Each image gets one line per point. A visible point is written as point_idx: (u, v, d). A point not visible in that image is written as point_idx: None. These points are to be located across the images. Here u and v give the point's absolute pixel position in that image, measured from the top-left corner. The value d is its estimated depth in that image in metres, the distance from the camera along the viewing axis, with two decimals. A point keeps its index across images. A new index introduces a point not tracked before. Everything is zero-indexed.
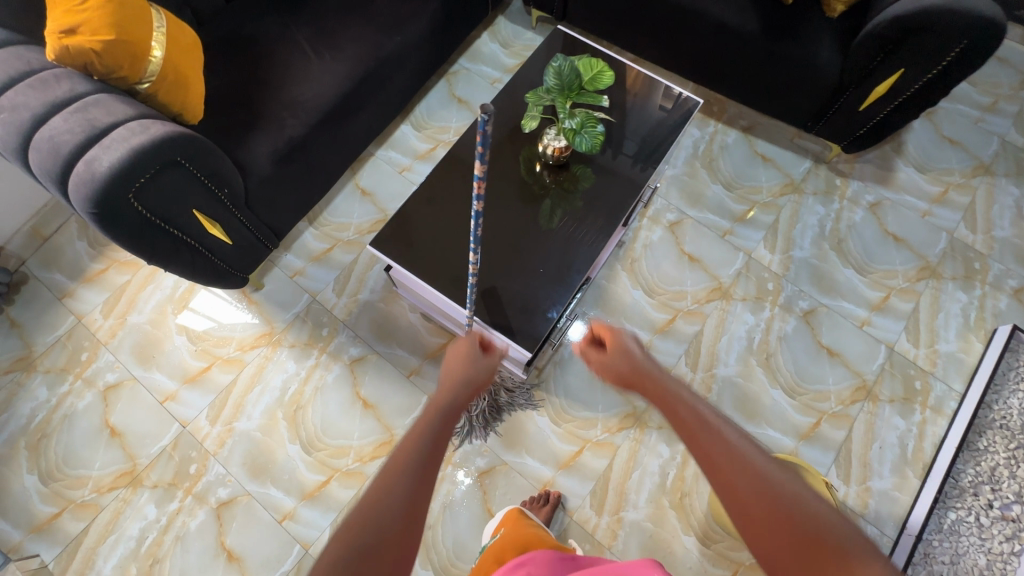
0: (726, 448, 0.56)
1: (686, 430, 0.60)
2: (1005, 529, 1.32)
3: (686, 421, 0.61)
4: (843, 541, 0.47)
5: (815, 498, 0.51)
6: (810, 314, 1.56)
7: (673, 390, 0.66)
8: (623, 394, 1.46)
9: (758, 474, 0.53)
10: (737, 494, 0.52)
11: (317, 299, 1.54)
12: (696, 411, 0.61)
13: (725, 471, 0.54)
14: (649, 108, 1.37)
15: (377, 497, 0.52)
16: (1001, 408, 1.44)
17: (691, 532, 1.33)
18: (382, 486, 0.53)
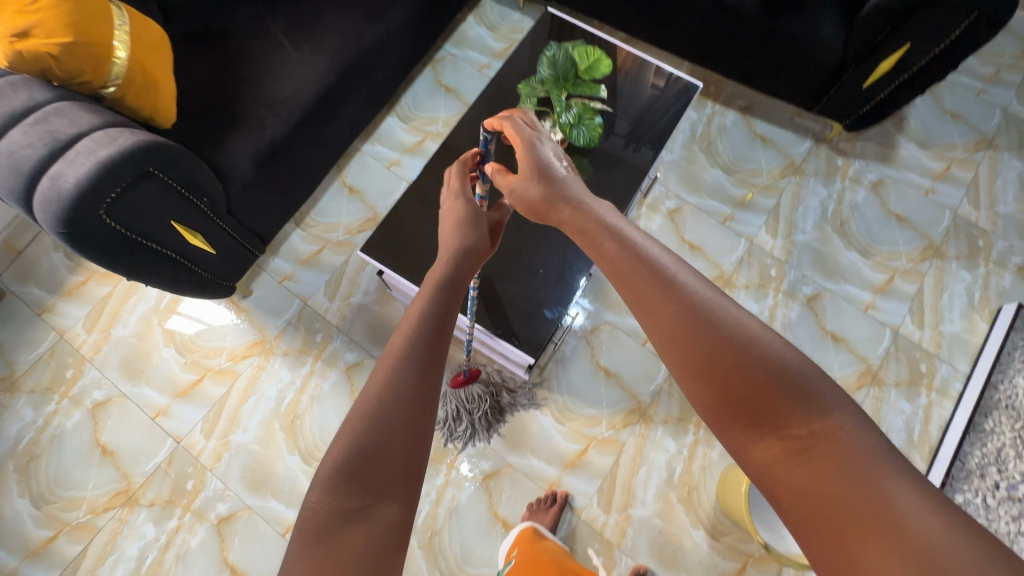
0: (680, 307, 0.53)
1: (635, 292, 0.58)
2: (1012, 509, 1.32)
3: (633, 282, 0.58)
4: (807, 391, 0.46)
5: (775, 348, 0.49)
6: (813, 299, 1.53)
7: (619, 251, 0.62)
8: (627, 389, 1.43)
9: (710, 330, 0.51)
10: (683, 355, 0.51)
11: (309, 304, 1.49)
12: (648, 275, 0.57)
13: (672, 329, 0.53)
14: (640, 88, 1.31)
15: (376, 402, 0.55)
16: (1007, 388, 1.42)
17: (700, 526, 1.32)
18: (386, 385, 0.56)
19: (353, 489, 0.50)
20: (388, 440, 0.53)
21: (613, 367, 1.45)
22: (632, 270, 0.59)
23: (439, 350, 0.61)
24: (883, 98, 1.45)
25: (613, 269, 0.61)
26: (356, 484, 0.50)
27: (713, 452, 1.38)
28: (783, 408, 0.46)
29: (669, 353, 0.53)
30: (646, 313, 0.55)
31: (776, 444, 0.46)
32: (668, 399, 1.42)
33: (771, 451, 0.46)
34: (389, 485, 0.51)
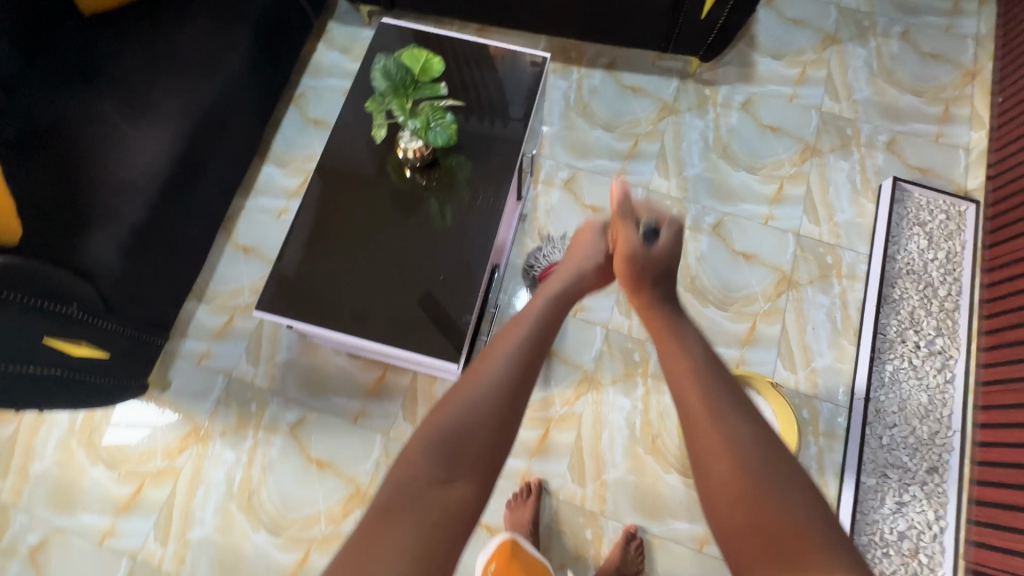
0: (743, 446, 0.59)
1: (695, 411, 0.63)
2: (936, 363, 1.42)
3: (699, 405, 0.63)
4: (818, 537, 0.52)
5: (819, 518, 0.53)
6: (718, 226, 1.59)
7: (693, 368, 0.68)
8: (570, 363, 1.45)
9: (764, 462, 0.58)
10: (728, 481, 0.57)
11: (233, 376, 1.43)
12: (723, 401, 0.63)
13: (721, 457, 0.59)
14: (514, 73, 1.31)
15: (472, 408, 0.65)
16: (905, 256, 1.54)
17: (673, 469, 1.36)
18: (483, 397, 0.67)
19: (438, 463, 0.61)
20: (472, 439, 0.63)
21: (551, 346, 1.47)
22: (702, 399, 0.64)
23: (525, 386, 0.71)
24: (725, 21, 1.50)
25: (683, 394, 0.66)
26: (447, 460, 0.61)
27: (666, 396, 1.42)
28: (806, 555, 0.50)
29: (705, 470, 0.60)
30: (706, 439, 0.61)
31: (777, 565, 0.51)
32: (612, 360, 1.45)
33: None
34: (465, 471, 0.61)
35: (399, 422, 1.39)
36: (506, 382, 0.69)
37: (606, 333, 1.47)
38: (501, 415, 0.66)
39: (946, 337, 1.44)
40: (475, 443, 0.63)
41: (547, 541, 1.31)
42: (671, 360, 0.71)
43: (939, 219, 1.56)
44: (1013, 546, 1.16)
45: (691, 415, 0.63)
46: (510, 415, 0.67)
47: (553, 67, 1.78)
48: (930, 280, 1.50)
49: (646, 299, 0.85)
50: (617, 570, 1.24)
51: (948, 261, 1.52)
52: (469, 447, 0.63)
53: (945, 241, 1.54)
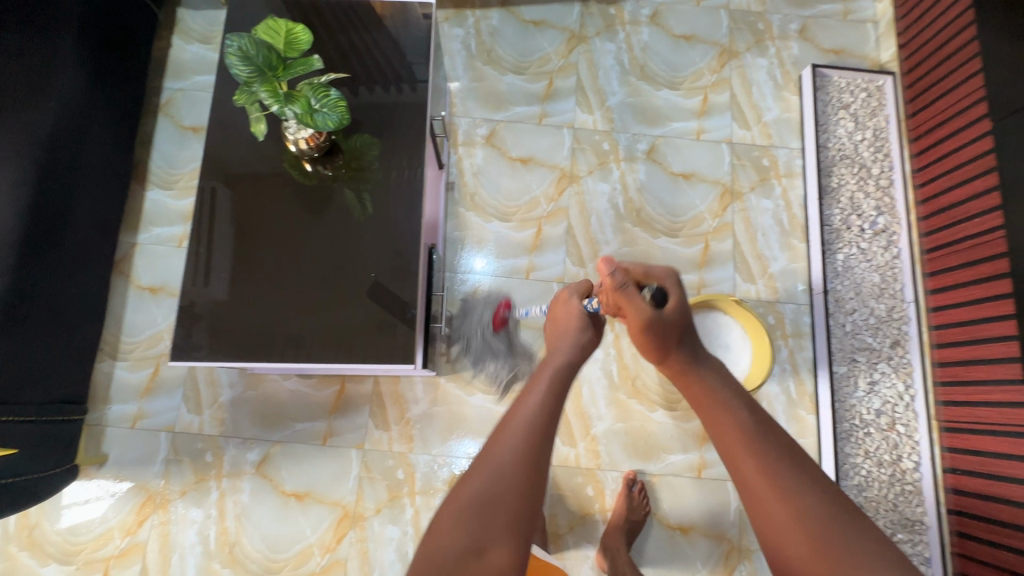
0: (799, 497, 0.53)
1: (737, 453, 0.57)
2: (881, 241, 1.45)
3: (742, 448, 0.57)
4: None
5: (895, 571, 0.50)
6: (652, 152, 1.53)
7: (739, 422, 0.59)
8: (534, 327, 1.39)
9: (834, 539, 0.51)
10: (790, 535, 0.52)
11: (177, 431, 1.29)
12: (768, 446, 0.57)
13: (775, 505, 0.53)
14: (400, 27, 1.16)
15: (494, 467, 0.57)
16: (836, 142, 1.52)
17: (658, 406, 1.35)
18: (507, 454, 0.58)
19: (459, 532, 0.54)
20: (500, 496, 0.56)
21: None
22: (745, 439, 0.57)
23: (550, 434, 0.60)
24: None
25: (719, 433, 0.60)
26: (473, 526, 0.54)
27: None
28: None
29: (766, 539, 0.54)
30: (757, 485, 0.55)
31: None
32: None
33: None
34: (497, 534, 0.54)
35: (371, 431, 1.31)
36: (532, 443, 0.59)
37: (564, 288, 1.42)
38: (529, 473, 0.57)
39: (887, 214, 1.46)
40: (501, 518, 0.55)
41: (550, 509, 1.29)
42: (710, 418, 0.61)
43: (861, 99, 1.55)
44: (977, 399, 1.21)
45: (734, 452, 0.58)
46: (539, 472, 0.58)
47: (444, 15, 1.61)
48: (863, 161, 1.50)
49: (676, 365, 0.69)
50: (626, 518, 1.24)
51: (876, 138, 1.52)
52: (497, 523, 0.55)
53: (870, 119, 1.53)
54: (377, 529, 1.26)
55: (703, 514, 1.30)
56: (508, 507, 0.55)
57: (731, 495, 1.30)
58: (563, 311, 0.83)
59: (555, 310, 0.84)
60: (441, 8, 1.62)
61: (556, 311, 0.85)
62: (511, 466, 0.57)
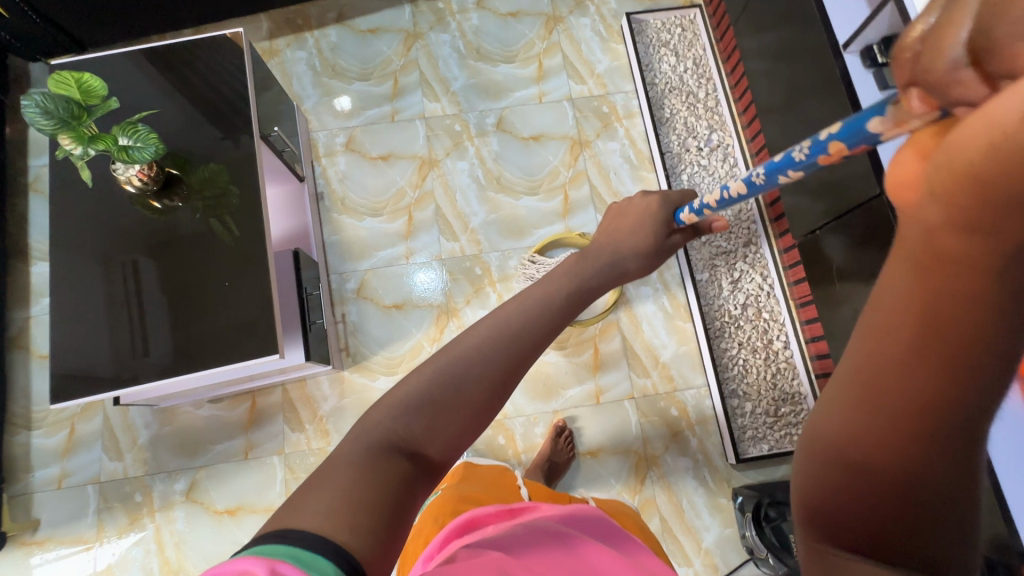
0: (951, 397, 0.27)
1: (884, 325, 0.28)
2: (718, 155, 1.58)
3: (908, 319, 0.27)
4: None
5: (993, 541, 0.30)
6: (500, 123, 1.64)
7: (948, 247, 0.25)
8: (421, 304, 1.48)
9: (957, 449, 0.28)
10: (877, 454, 0.29)
11: (103, 479, 1.35)
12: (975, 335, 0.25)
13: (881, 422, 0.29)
14: (215, 61, 1.25)
15: (460, 366, 0.55)
16: (662, 78, 1.66)
17: (547, 348, 1.45)
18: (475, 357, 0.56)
19: (406, 418, 0.52)
20: (458, 394, 0.54)
21: (399, 299, 1.49)
22: (945, 337, 0.26)
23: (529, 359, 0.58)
24: None
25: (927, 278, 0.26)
26: (418, 421, 0.52)
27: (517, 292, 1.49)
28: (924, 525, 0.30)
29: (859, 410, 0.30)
30: (875, 371, 0.28)
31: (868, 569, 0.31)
32: (456, 285, 1.50)
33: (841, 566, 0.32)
34: (438, 439, 0.52)
35: (288, 435, 1.38)
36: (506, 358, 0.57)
37: (443, 264, 1.51)
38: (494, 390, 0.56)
39: (719, 131, 1.59)
40: (446, 432, 0.53)
41: None
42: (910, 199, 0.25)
43: (677, 34, 1.69)
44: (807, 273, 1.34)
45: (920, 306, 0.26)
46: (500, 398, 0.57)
47: (285, 42, 1.71)
48: (689, 89, 1.64)
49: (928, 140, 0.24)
50: (547, 457, 1.34)
51: (697, 66, 1.66)
52: (442, 429, 0.52)
53: (688, 50, 1.67)
54: None
55: (609, 435, 1.40)
56: (461, 415, 0.53)
57: (630, 412, 1.41)
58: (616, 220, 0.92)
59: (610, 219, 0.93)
60: (281, 36, 1.71)
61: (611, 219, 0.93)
62: (480, 379, 0.55)
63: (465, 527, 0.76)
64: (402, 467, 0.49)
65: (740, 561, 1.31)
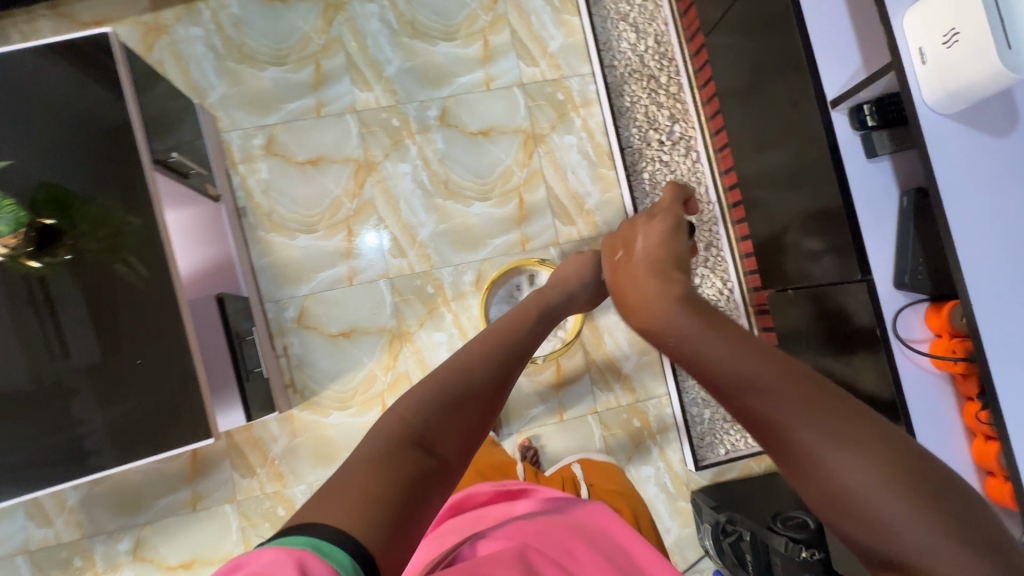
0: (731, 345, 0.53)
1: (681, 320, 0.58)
2: (680, 150, 1.48)
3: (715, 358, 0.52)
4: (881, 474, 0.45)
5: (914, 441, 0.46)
6: (445, 116, 1.45)
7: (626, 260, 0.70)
8: (371, 331, 1.37)
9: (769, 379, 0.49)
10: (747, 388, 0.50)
11: (34, 547, 1.24)
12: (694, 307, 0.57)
13: (768, 406, 0.48)
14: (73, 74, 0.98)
15: (462, 374, 0.58)
16: (621, 59, 1.50)
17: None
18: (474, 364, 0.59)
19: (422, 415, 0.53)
20: (470, 395, 0.56)
21: (346, 326, 1.37)
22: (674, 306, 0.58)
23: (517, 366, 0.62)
24: None
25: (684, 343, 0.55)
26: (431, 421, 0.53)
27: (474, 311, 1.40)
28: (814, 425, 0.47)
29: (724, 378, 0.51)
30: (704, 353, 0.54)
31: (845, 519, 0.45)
32: (408, 305, 1.39)
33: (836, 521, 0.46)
34: (449, 440, 0.53)
35: (238, 482, 1.30)
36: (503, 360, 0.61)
37: (390, 283, 1.39)
38: (483, 388, 0.57)
39: (682, 122, 1.48)
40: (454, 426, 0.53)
41: None
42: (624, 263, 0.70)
43: (638, 5, 1.50)
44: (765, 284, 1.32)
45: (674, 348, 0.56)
46: (499, 392, 0.58)
47: (173, 15, 1.40)
48: (651, 73, 1.49)
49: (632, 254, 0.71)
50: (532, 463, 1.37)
51: (659, 44, 1.50)
52: (449, 425, 0.53)
53: (649, 26, 1.50)
54: None
55: (573, 449, 1.40)
56: (459, 415, 0.54)
57: (593, 426, 1.41)
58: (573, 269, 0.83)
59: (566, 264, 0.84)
60: (167, 8, 1.40)
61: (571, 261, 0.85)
62: (467, 375, 0.57)
63: (454, 511, 0.76)
64: (418, 464, 0.49)
65: (697, 555, 1.39)
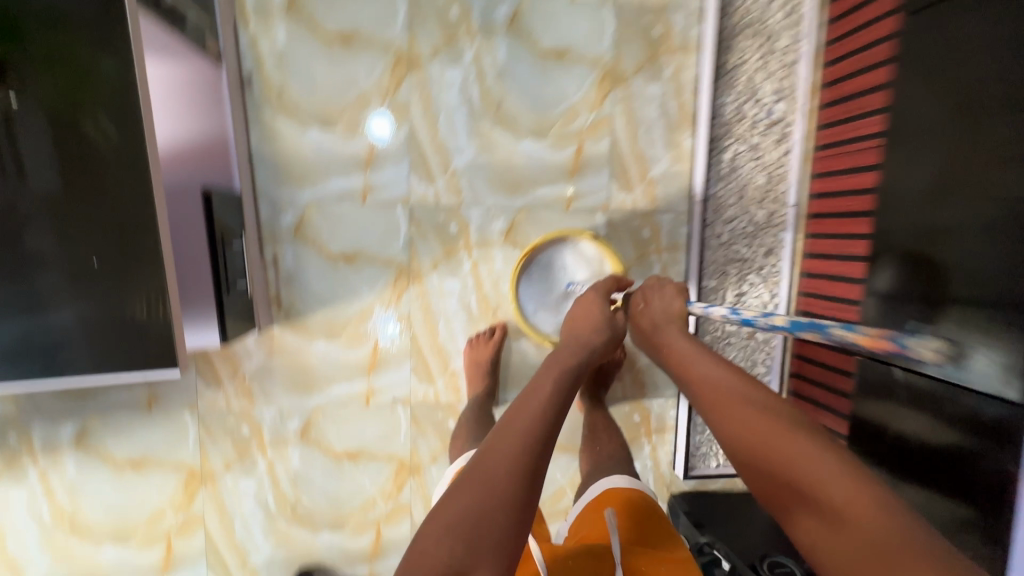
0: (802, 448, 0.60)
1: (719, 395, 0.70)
2: (774, 135, 1.24)
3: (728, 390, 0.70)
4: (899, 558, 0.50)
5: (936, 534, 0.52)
6: (515, 21, 1.17)
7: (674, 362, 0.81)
8: (377, 261, 1.19)
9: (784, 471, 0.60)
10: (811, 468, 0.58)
11: None
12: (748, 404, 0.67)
13: (792, 441, 0.60)
14: None
15: (483, 477, 0.60)
16: (743, 4, 1.21)
17: (507, 335, 1.26)
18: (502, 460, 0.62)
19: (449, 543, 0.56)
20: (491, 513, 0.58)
21: (349, 249, 1.18)
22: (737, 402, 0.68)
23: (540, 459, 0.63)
24: None
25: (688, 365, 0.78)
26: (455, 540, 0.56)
27: (497, 264, 1.23)
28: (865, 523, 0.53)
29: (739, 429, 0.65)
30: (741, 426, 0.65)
31: (828, 529, 0.55)
32: (425, 242, 1.20)
33: (838, 547, 0.54)
34: (477, 544, 0.56)
35: (203, 391, 1.17)
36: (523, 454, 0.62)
37: (409, 211, 1.19)
38: (532, 389, 0.71)
39: (787, 100, 1.23)
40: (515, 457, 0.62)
41: (412, 444, 1.26)
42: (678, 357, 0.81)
43: None
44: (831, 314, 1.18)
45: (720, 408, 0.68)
46: (539, 391, 0.70)
47: None
48: (772, 28, 1.20)
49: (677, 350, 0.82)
50: None
51: None
52: (504, 435, 0.64)
53: None
54: (230, 484, 1.21)
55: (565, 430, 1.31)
56: (512, 411, 0.68)
57: None
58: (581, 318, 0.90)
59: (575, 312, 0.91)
60: None
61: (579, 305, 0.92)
62: (526, 398, 0.69)
63: None
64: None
65: None
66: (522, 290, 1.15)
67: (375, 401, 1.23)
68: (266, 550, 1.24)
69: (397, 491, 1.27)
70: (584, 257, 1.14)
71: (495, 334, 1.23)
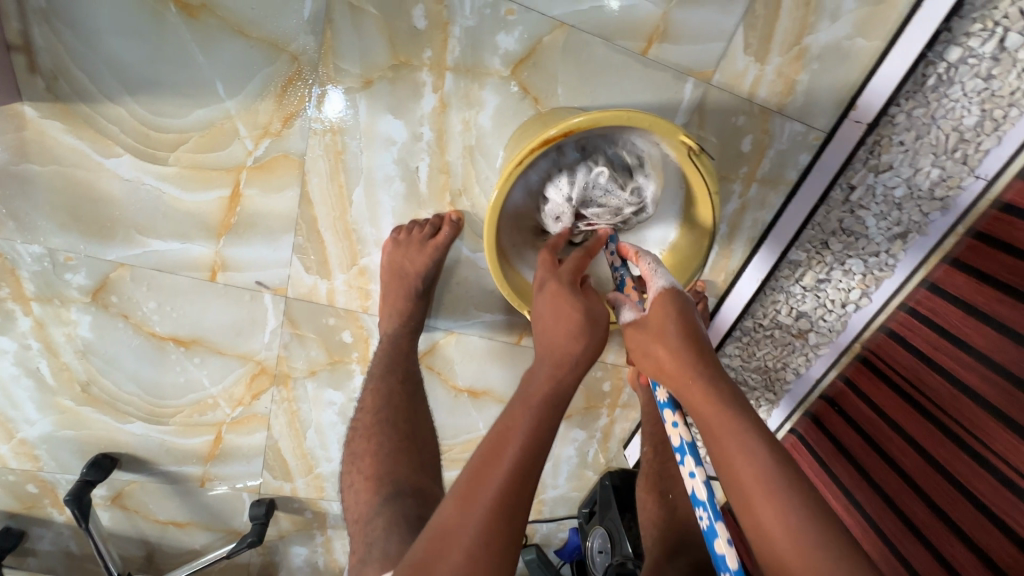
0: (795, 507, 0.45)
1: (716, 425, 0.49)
2: None
3: (687, 369, 0.52)
4: None
5: None
6: None
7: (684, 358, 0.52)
8: (254, 39, 0.61)
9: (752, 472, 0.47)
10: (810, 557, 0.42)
11: None
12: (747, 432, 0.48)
13: (746, 449, 0.48)
14: None
15: (444, 534, 0.42)
16: None
17: (459, 237, 0.76)
18: (461, 515, 0.42)
19: None
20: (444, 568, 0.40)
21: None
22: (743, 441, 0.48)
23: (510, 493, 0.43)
24: None
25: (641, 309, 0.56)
26: None
27: (484, 117, 0.68)
28: None
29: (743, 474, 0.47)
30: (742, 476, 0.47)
31: None
32: (356, 30, 0.62)
33: None
34: None
35: None
36: (504, 503, 0.42)
37: None
38: (500, 445, 0.45)
39: None
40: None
41: (279, 350, 0.82)
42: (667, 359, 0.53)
43: None
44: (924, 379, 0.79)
45: (676, 385, 0.53)
46: (508, 449, 0.44)
47: None
48: None
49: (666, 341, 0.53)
50: (457, 377, 0.88)
51: None
52: (457, 525, 0.41)
53: None
54: None
55: (510, 381, 0.90)
56: (464, 487, 0.44)
57: None
58: (555, 321, 0.52)
59: (541, 314, 0.53)
60: None
61: (547, 305, 0.53)
62: (486, 465, 0.44)
63: None
64: None
65: (567, 515, 1.18)
66: (516, 183, 0.60)
67: (226, 280, 0.75)
68: (44, 426, 0.86)
69: (251, 398, 0.87)
70: (650, 175, 0.60)
71: (440, 235, 0.71)
